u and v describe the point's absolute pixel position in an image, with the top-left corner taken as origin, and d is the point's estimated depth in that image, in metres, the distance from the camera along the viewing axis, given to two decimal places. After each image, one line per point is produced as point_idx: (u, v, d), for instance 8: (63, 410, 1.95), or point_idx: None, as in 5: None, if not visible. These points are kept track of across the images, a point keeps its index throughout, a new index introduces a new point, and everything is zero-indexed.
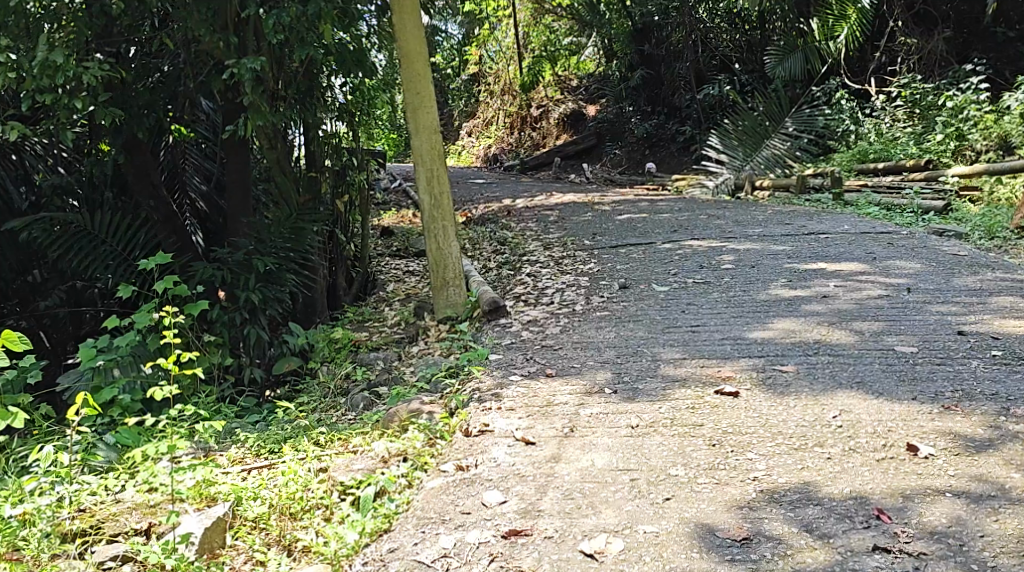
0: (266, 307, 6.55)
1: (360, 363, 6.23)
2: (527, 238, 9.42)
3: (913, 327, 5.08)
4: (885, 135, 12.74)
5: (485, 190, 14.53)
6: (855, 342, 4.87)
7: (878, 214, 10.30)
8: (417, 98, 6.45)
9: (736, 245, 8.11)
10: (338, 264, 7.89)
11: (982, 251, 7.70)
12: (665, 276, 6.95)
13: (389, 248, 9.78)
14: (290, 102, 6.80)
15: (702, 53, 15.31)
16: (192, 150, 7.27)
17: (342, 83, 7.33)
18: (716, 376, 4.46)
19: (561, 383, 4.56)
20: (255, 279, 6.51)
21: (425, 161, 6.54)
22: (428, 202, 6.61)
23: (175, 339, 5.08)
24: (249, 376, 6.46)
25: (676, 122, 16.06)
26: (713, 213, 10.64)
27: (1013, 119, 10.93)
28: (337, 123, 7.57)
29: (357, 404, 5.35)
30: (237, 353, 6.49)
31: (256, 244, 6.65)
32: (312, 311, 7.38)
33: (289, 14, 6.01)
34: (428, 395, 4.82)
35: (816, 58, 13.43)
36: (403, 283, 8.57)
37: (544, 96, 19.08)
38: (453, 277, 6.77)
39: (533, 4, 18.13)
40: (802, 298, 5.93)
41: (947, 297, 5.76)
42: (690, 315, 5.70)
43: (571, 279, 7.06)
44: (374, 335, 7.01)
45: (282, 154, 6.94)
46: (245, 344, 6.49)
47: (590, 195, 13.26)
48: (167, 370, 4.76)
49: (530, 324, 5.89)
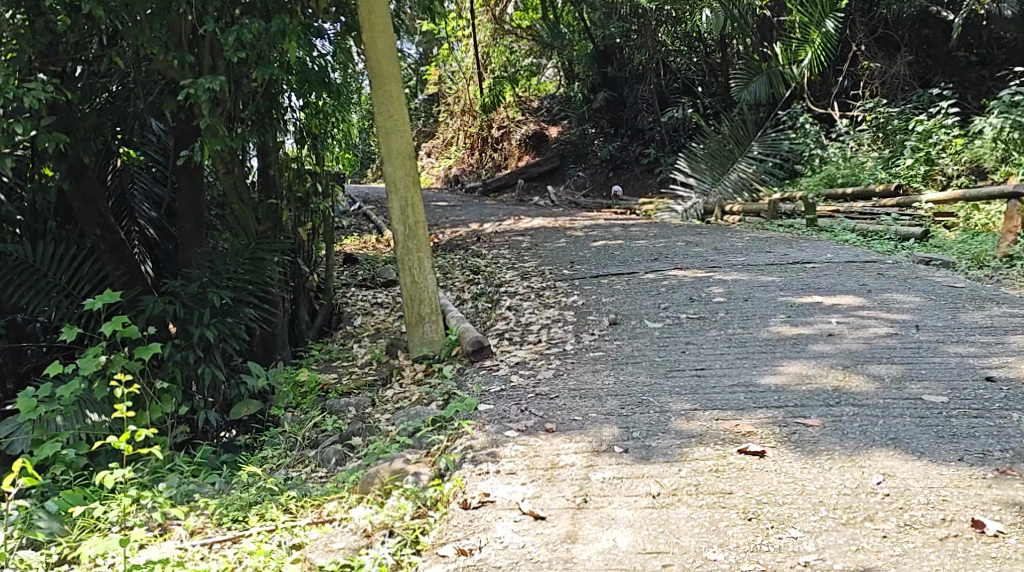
0: (222, 344, 6.06)
1: (331, 411, 5.78)
2: (500, 266, 8.96)
3: (936, 372, 4.72)
4: (852, 159, 12.49)
5: (449, 214, 14.03)
6: (877, 388, 4.48)
7: (855, 241, 10.01)
8: (392, 121, 6.00)
9: (722, 275, 7.75)
10: (300, 295, 7.34)
11: (977, 283, 7.41)
12: (655, 310, 6.55)
13: (355, 277, 9.25)
14: (248, 123, 6.30)
15: (663, 76, 15.05)
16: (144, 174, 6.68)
17: (295, 104, 6.83)
18: (735, 431, 4.04)
19: (563, 440, 4.14)
20: (209, 314, 6.02)
21: (399, 188, 6.08)
22: (402, 233, 6.15)
23: (128, 409, 4.56)
24: (205, 419, 5.97)
25: (640, 144, 15.71)
26: (691, 239, 10.27)
27: (985, 143, 10.77)
28: (294, 145, 7.11)
29: (329, 458, 5.02)
30: (189, 396, 5.96)
31: (212, 277, 6.14)
32: (272, 348, 6.84)
33: (252, 32, 5.57)
34: (411, 452, 4.38)
35: (779, 83, 13.02)
36: (373, 317, 8.06)
37: (505, 117, 18.62)
38: (430, 313, 6.32)
39: (491, 25, 17.58)
40: (808, 337, 5.53)
41: (960, 337, 5.40)
42: (692, 357, 5.27)
43: (555, 314, 6.63)
44: (344, 377, 6.51)
45: (240, 179, 6.44)
46: (200, 384, 5.99)
47: (560, 219, 12.85)
48: (119, 448, 4.25)
49: (518, 367, 5.43)
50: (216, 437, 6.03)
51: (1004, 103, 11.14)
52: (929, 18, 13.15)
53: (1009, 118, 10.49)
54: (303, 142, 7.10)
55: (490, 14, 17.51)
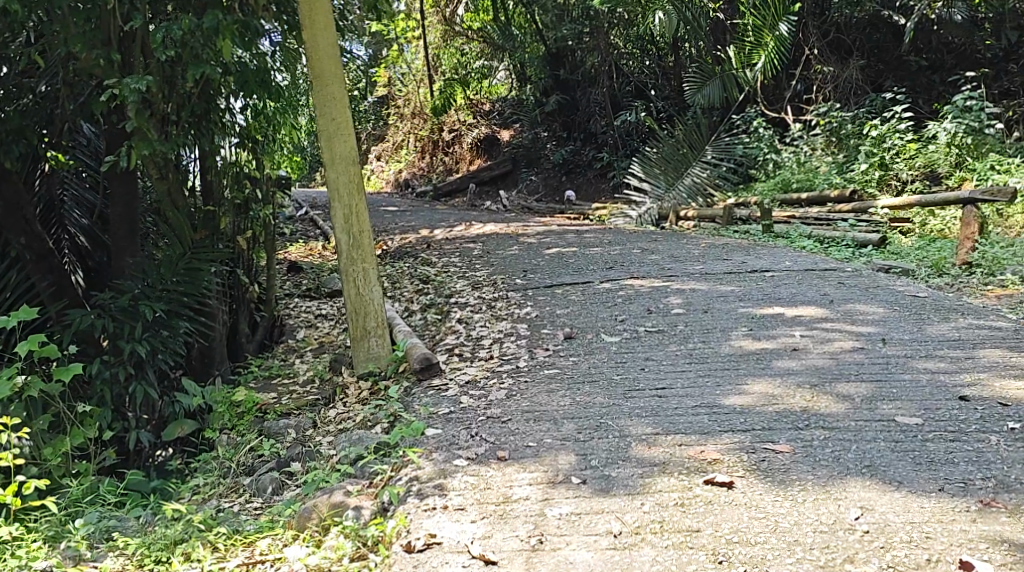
0: (155, 358, 5.72)
1: (269, 434, 5.43)
2: (451, 275, 8.64)
3: (906, 390, 4.50)
4: (806, 163, 12.35)
5: (399, 219, 13.67)
6: (847, 409, 4.25)
7: (812, 248, 9.83)
8: (335, 124, 5.67)
9: (680, 284, 7.51)
10: (239, 306, 6.95)
11: (939, 292, 7.25)
12: (612, 323, 6.29)
13: (299, 287, 8.86)
14: (183, 126, 5.95)
15: (616, 79, 14.82)
16: (73, 177, 6.21)
17: (233, 107, 6.44)
18: (700, 459, 3.81)
19: (516, 470, 3.90)
20: (142, 328, 5.65)
21: (342, 195, 5.75)
22: (346, 242, 5.82)
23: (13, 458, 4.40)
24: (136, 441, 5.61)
25: (593, 148, 15.48)
26: (647, 246, 10.04)
27: (939, 149, 10.70)
28: (237, 148, 6.69)
29: (265, 487, 4.71)
30: (120, 416, 5.60)
31: (145, 288, 5.78)
32: (209, 362, 6.45)
33: (182, 29, 5.32)
34: (353, 482, 4.09)
35: (733, 86, 12.77)
36: (316, 330, 7.69)
37: (456, 120, 18.23)
38: (376, 327, 5.99)
39: (443, 26, 17.20)
40: (771, 352, 5.29)
41: (929, 352, 5.18)
42: (652, 375, 5.00)
43: (507, 328, 6.34)
44: (284, 397, 6.15)
45: (174, 185, 6.06)
46: (131, 403, 5.62)
47: (512, 225, 12.57)
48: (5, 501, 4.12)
49: (468, 388, 5.11)
50: (148, 460, 5.71)
51: (957, 108, 11.13)
52: (880, 23, 13.05)
53: (962, 124, 10.82)
54: (243, 146, 6.68)
55: (440, 16, 17.02)
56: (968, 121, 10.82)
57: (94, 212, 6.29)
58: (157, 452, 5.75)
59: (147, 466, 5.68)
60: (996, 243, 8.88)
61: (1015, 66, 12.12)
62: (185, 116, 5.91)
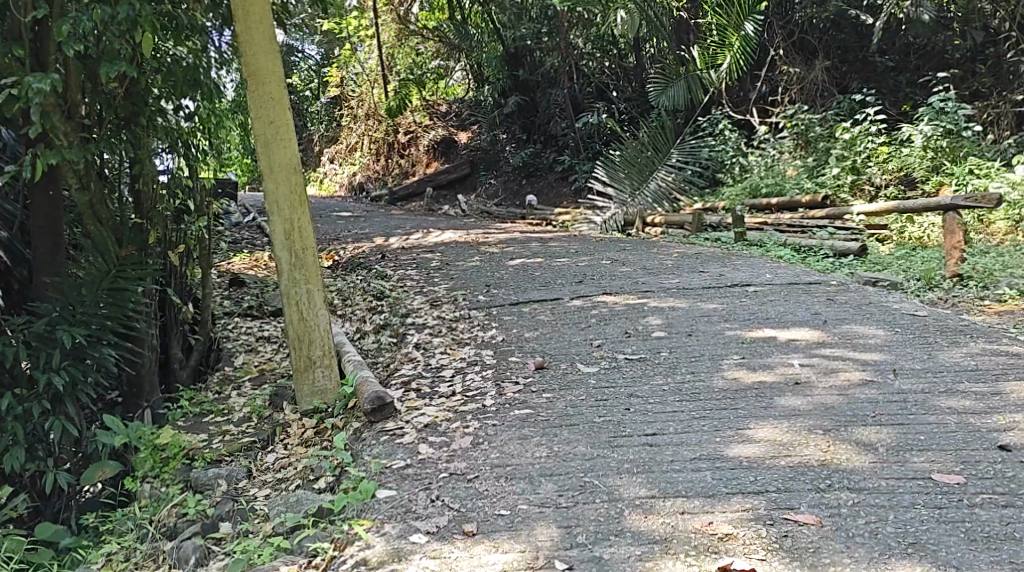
0: (75, 390, 4.98)
1: (195, 488, 4.75)
2: (408, 290, 7.94)
3: (937, 439, 3.91)
4: (774, 167, 11.79)
5: (354, 226, 12.90)
6: (873, 461, 3.75)
7: (789, 258, 9.27)
8: (273, 127, 4.98)
9: (658, 302, 6.88)
10: (171, 330, 6.11)
11: (938, 309, 6.68)
12: (587, 348, 5.64)
13: (239, 305, 8.08)
14: (108, 133, 5.27)
15: (577, 82, 14.26)
16: None
17: (173, 108, 5.61)
18: (709, 534, 3.42)
19: (488, 550, 3.45)
20: (60, 357, 4.91)
21: (282, 209, 5.06)
22: (288, 260, 5.12)
23: None
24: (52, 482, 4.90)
25: (554, 150, 14.83)
26: (617, 256, 9.40)
27: (916, 152, 10.13)
28: (170, 157, 5.79)
29: (188, 556, 4.02)
30: (37, 452, 4.87)
31: (65, 311, 5.03)
32: (139, 392, 5.64)
33: (92, 20, 4.64)
34: (288, 565, 3.49)
35: (698, 88, 12.01)
36: (258, 356, 6.94)
37: (412, 121, 17.50)
38: (322, 356, 5.30)
39: (396, 24, 16.19)
40: (774, 387, 4.63)
41: (949, 387, 4.56)
42: (640, 418, 4.33)
43: (470, 355, 5.65)
44: (215, 440, 5.39)
45: (97, 196, 5.26)
46: (48, 441, 4.89)
47: (472, 232, 11.88)
48: None
49: (427, 434, 4.43)
50: (64, 501, 5.00)
51: (933, 110, 10.63)
52: (843, 25, 12.40)
53: (939, 126, 10.31)
54: (181, 156, 5.81)
55: (395, 13, 16.06)
56: (946, 123, 10.32)
57: (16, 225, 5.35)
58: (75, 493, 5.01)
59: (63, 516, 4.97)
60: (982, 252, 8.37)
61: (985, 66, 11.44)
62: (108, 118, 5.21)
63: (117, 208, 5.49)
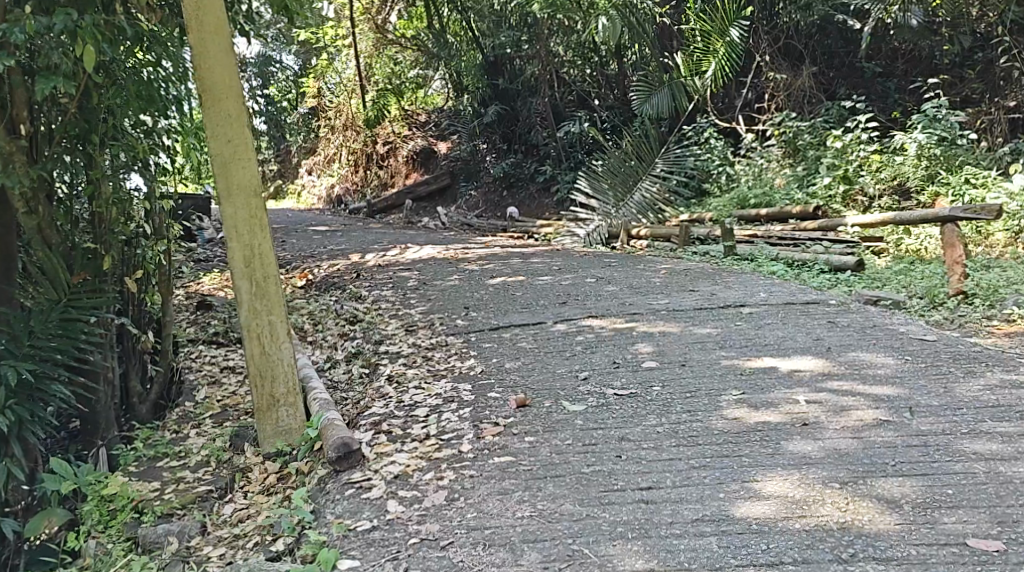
0: (23, 431, 4.45)
1: (144, 547, 4.32)
2: (382, 314, 7.48)
3: (967, 492, 3.67)
4: (762, 177, 11.41)
5: (330, 242, 12.42)
6: (900, 524, 3.51)
7: (783, 274, 8.84)
8: (232, 147, 4.53)
9: (648, 326, 6.45)
10: (129, 359, 5.56)
11: (943, 332, 6.29)
12: (574, 381, 5.21)
13: (204, 331, 7.59)
14: (59, 151, 4.73)
15: (557, 89, 13.77)
16: None
17: (134, 122, 5.07)
18: None
19: None
20: (7, 396, 4.37)
21: (242, 234, 4.61)
22: (248, 289, 4.67)
23: None
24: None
25: (535, 160, 14.40)
26: (602, 274, 8.97)
27: (909, 162, 9.75)
28: (135, 177, 5.21)
29: None
30: None
31: (10, 345, 4.50)
32: (94, 429, 5.16)
33: (25, 32, 4.15)
34: None
35: (682, 95, 11.65)
36: (221, 389, 6.43)
37: (391, 132, 17.01)
38: (286, 393, 4.85)
39: (374, 34, 15.75)
40: (779, 427, 4.24)
41: (972, 428, 4.16)
42: (634, 468, 3.97)
43: (447, 391, 5.19)
44: (168, 488, 4.92)
45: (46, 219, 4.77)
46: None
47: (452, 247, 11.43)
48: None
49: (397, 487, 4.01)
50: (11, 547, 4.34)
51: (926, 117, 10.24)
52: (831, 29, 12.06)
53: (932, 134, 9.92)
54: (146, 172, 5.25)
55: (372, 22, 15.62)
56: (939, 131, 9.93)
57: None
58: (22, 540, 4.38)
59: (12, 562, 4.32)
60: (984, 266, 7.98)
61: (973, 72, 11.10)
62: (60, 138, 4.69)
63: (68, 229, 4.91)
